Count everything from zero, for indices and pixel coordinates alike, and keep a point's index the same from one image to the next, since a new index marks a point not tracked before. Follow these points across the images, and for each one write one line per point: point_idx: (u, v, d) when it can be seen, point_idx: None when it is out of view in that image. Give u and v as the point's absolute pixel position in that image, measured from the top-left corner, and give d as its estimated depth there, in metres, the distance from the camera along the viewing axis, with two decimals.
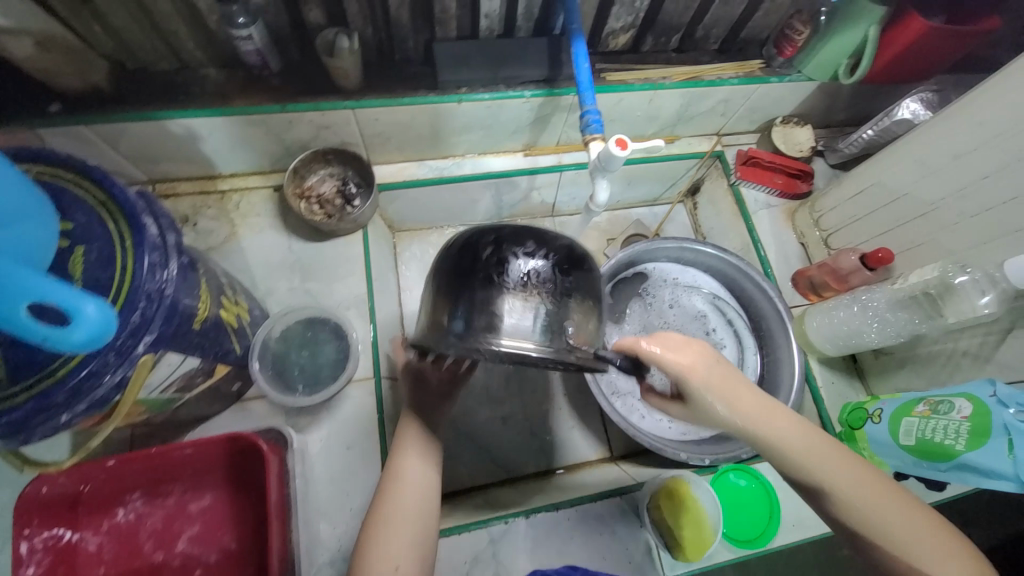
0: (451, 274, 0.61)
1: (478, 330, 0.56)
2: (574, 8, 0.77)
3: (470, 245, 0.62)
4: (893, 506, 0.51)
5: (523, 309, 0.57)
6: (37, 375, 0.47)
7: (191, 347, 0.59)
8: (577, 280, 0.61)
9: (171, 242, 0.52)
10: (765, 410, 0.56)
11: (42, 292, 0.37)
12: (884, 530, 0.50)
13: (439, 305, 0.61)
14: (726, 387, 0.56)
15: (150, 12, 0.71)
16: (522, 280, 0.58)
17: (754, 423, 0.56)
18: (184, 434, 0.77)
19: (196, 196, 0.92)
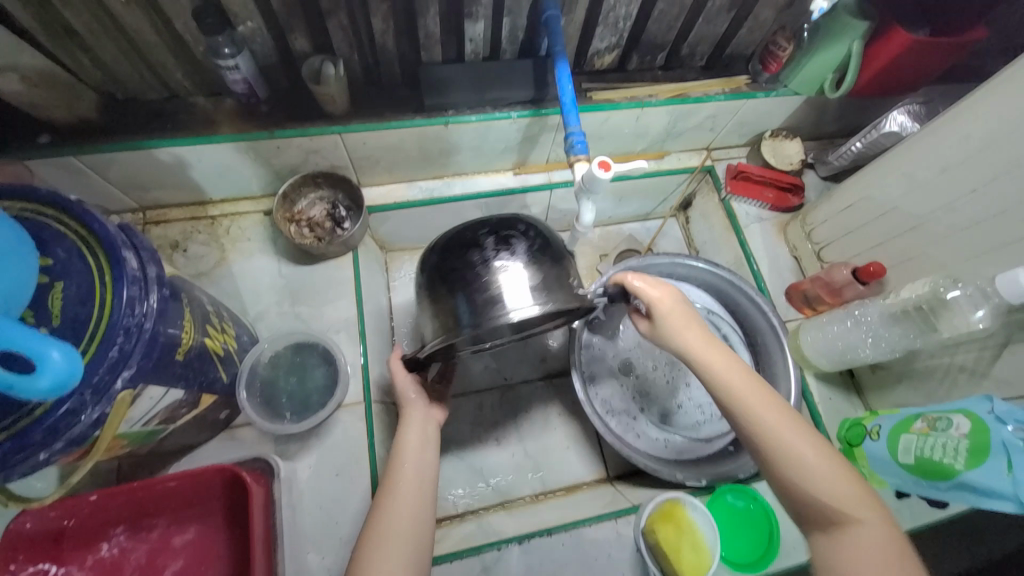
0: (448, 274, 0.70)
1: (486, 309, 0.65)
2: (557, 30, 0.78)
3: (458, 244, 0.72)
4: (795, 431, 0.59)
5: (519, 279, 0.67)
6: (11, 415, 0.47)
7: (173, 379, 0.59)
8: (544, 246, 0.72)
9: (151, 275, 0.52)
10: (704, 339, 0.67)
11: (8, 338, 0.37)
12: (783, 451, 0.58)
13: (441, 305, 0.70)
14: (677, 318, 0.68)
15: (140, 44, 0.72)
16: (502, 259, 0.68)
17: (694, 347, 0.66)
18: (172, 463, 0.76)
19: (186, 222, 0.92)
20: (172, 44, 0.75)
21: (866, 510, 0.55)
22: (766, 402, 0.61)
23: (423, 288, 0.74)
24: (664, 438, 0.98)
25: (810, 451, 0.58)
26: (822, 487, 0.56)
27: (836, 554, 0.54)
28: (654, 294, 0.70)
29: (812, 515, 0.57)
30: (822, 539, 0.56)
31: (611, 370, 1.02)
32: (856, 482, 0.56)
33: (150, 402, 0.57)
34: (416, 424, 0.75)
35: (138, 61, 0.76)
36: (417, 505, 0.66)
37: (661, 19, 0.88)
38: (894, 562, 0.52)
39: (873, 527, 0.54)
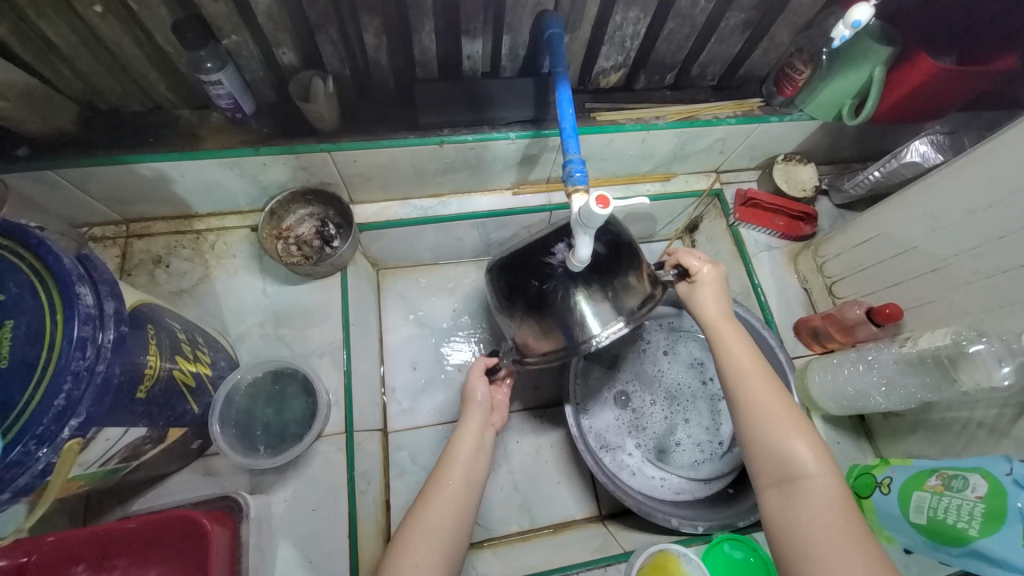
0: (524, 293, 0.70)
1: (575, 336, 0.68)
2: (559, 49, 0.73)
3: (529, 261, 0.70)
4: (773, 396, 0.63)
5: (598, 298, 0.67)
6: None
7: (133, 419, 0.55)
8: (608, 247, 0.68)
9: (108, 311, 0.50)
10: (721, 311, 0.71)
11: None
12: (757, 414, 0.62)
13: (523, 321, 0.72)
14: (708, 291, 0.72)
15: (120, 55, 0.69)
16: (573, 284, 0.67)
17: (712, 317, 0.71)
18: (143, 494, 0.73)
19: (170, 236, 0.89)
20: (154, 56, 0.72)
21: (819, 468, 0.58)
22: (750, 366, 0.66)
23: (495, 290, 0.76)
24: (660, 476, 0.93)
25: (779, 412, 0.62)
26: (783, 442, 0.60)
27: (784, 505, 0.57)
28: (704, 270, 0.73)
29: (769, 469, 0.60)
30: (773, 492, 0.59)
31: (607, 403, 0.98)
32: (817, 443, 0.59)
33: (106, 444, 0.53)
34: (473, 430, 0.75)
35: (119, 72, 0.73)
36: (454, 522, 0.65)
37: (670, 39, 0.83)
38: (837, 517, 0.54)
39: (824, 484, 0.57)
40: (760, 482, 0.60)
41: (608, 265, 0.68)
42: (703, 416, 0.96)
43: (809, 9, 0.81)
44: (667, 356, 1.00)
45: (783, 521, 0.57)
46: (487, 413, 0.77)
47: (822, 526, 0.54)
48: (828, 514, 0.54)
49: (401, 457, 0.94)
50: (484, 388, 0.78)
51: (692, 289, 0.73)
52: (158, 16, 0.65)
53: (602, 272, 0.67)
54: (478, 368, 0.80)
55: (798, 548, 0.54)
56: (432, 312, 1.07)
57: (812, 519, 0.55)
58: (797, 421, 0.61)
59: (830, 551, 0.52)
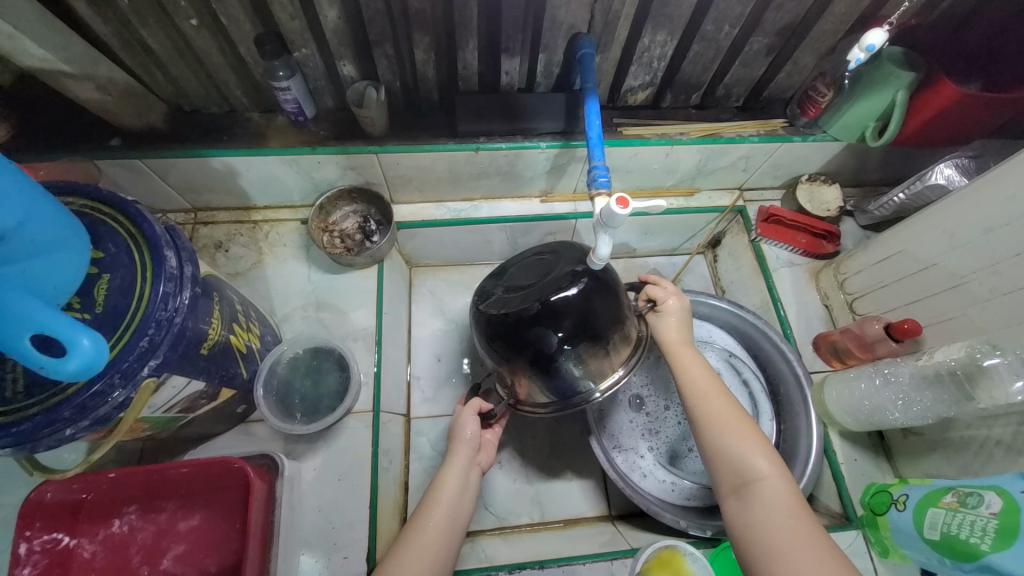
0: (527, 353, 0.67)
1: (575, 392, 0.70)
2: (589, 68, 0.80)
3: (529, 319, 0.65)
4: (725, 407, 0.68)
5: (601, 354, 0.68)
6: (29, 401, 0.50)
7: (196, 371, 0.63)
8: (601, 305, 0.67)
9: (187, 273, 0.58)
10: (680, 338, 0.75)
11: (40, 322, 0.39)
12: (714, 423, 0.66)
13: (523, 377, 0.70)
14: (672, 321, 0.76)
15: (207, 62, 0.81)
16: (572, 351, 0.66)
17: (673, 343, 0.75)
18: (190, 450, 0.80)
19: (231, 225, 0.99)
20: (234, 64, 0.83)
21: (772, 470, 0.62)
22: (705, 381, 0.71)
23: (482, 335, 0.73)
24: (671, 480, 0.94)
25: (733, 423, 0.66)
26: (741, 450, 0.63)
27: (743, 510, 0.60)
28: (672, 302, 0.77)
29: (726, 477, 0.64)
30: (732, 500, 0.62)
31: (620, 405, 1.00)
32: (768, 448, 0.64)
33: (172, 391, 0.61)
34: (458, 468, 0.75)
35: (204, 78, 0.84)
36: (445, 537, 0.69)
37: (696, 61, 0.89)
38: (788, 513, 0.58)
39: (776, 485, 0.61)
40: (720, 490, 0.64)
41: (610, 322, 0.67)
42: None
43: (832, 34, 0.85)
44: None
45: (744, 526, 0.60)
46: (473, 452, 0.77)
47: (776, 525, 0.58)
48: (782, 513, 0.58)
49: (422, 442, 0.99)
50: (475, 427, 0.77)
51: (657, 318, 0.77)
52: (243, 30, 0.76)
53: (605, 330, 0.67)
54: (471, 408, 0.79)
55: (758, 550, 0.57)
56: (459, 309, 1.13)
57: (767, 519, 0.58)
58: (748, 431, 0.65)
59: (785, 547, 0.56)
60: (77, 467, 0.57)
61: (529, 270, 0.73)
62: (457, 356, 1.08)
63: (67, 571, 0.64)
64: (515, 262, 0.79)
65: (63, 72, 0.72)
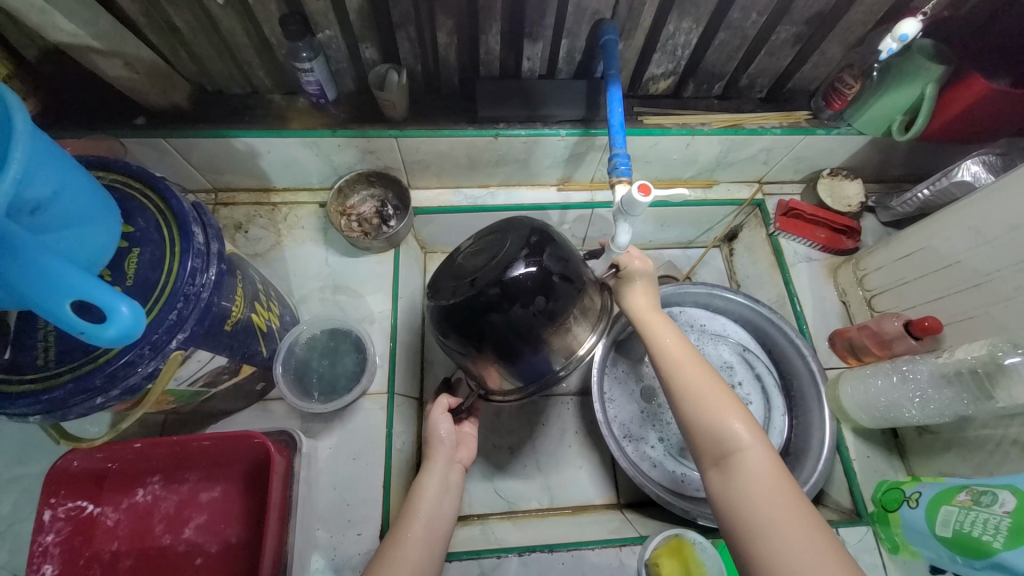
0: (486, 342, 0.63)
1: (544, 373, 0.68)
2: (613, 55, 0.79)
3: (482, 307, 0.61)
4: (700, 374, 0.64)
5: (565, 329, 0.66)
6: (61, 367, 0.51)
7: (220, 347, 0.64)
8: (557, 282, 0.63)
9: (213, 250, 0.59)
10: (648, 304, 0.72)
11: (81, 288, 0.40)
12: (690, 393, 0.63)
13: (489, 367, 0.67)
14: (639, 288, 0.73)
15: (229, 42, 0.81)
16: (532, 335, 0.63)
17: (640, 310, 0.72)
18: (210, 425, 0.82)
19: (251, 206, 1.00)
20: (259, 46, 0.83)
21: (752, 440, 0.59)
22: (679, 350, 0.67)
23: (437, 329, 0.68)
24: (681, 471, 0.95)
25: (709, 392, 0.63)
26: (720, 421, 0.60)
27: (726, 483, 0.58)
28: (637, 264, 0.73)
29: (706, 449, 0.61)
30: (714, 473, 0.60)
31: (632, 396, 1.01)
32: (746, 415, 0.61)
33: (198, 364, 0.62)
34: (438, 476, 0.74)
35: (228, 59, 0.85)
36: (426, 531, 0.68)
37: (720, 50, 0.87)
38: (769, 485, 0.56)
39: (757, 455, 0.59)
40: (700, 462, 0.62)
41: (567, 297, 0.64)
42: None
43: (862, 25, 0.83)
44: None
45: (728, 500, 0.58)
46: (452, 451, 0.77)
47: (756, 498, 0.56)
48: (763, 485, 0.56)
49: None
50: (448, 425, 0.77)
51: (622, 284, 0.74)
52: (268, 10, 0.76)
53: (562, 306, 0.64)
54: (440, 406, 0.78)
55: (743, 523, 0.56)
56: None
57: (750, 492, 0.56)
58: (724, 399, 0.62)
59: (769, 519, 0.55)
60: (104, 436, 0.58)
61: (477, 253, 0.68)
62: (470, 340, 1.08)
63: (92, 538, 0.67)
64: (459, 251, 0.73)
65: (92, 48, 0.73)
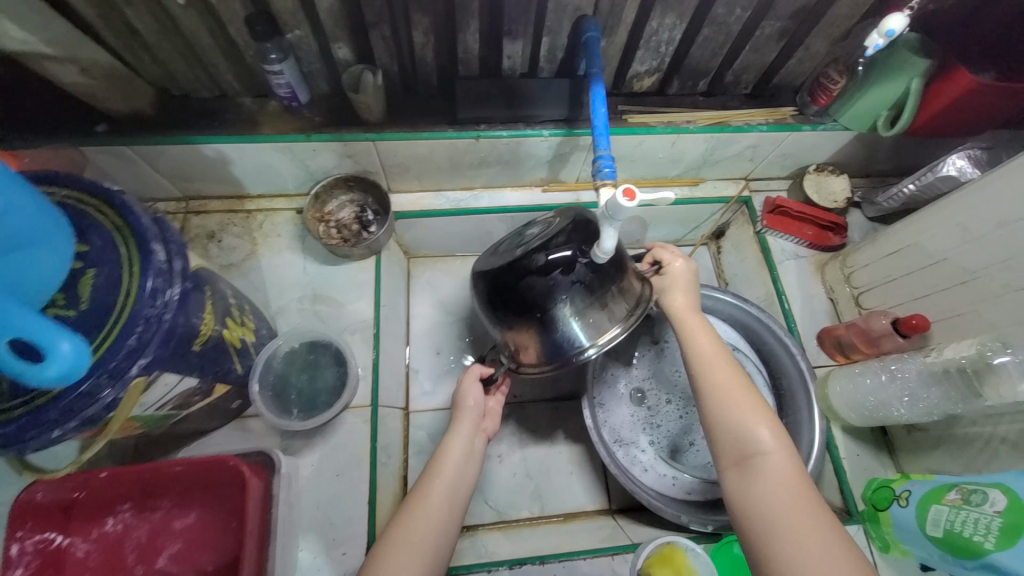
0: (527, 305, 0.68)
1: (572, 347, 0.70)
2: (595, 52, 0.76)
3: (528, 270, 0.67)
4: (732, 378, 0.66)
5: (602, 302, 0.69)
6: (15, 401, 0.49)
7: (189, 368, 0.61)
8: (599, 258, 0.68)
9: (176, 268, 0.55)
10: (687, 304, 0.75)
11: (15, 327, 0.38)
12: (719, 395, 0.65)
13: (525, 332, 0.70)
14: (679, 286, 0.76)
15: (193, 44, 0.77)
16: (571, 302, 0.68)
17: (679, 308, 0.75)
18: (184, 446, 0.79)
19: (224, 214, 0.96)
20: (225, 48, 0.79)
21: (777, 446, 0.60)
22: (711, 353, 0.69)
23: (483, 298, 0.74)
24: (672, 475, 0.94)
25: (740, 396, 0.64)
26: (745, 425, 0.61)
27: (745, 484, 0.59)
28: (679, 265, 0.77)
29: (728, 449, 0.62)
30: (733, 472, 0.60)
31: (621, 399, 1.00)
32: (773, 422, 0.62)
33: (164, 388, 0.59)
34: (463, 436, 0.74)
35: (193, 61, 0.81)
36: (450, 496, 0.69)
37: (705, 46, 0.85)
38: (790, 491, 0.56)
39: (780, 460, 0.59)
40: (721, 462, 0.62)
41: (608, 272, 0.69)
42: None
43: (846, 19, 0.82)
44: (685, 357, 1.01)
45: (745, 499, 0.58)
46: (478, 418, 0.77)
47: (774, 499, 0.56)
48: (783, 489, 0.57)
49: (421, 436, 0.97)
50: (477, 394, 0.77)
51: (662, 281, 0.77)
52: (232, 10, 0.72)
53: (602, 280, 0.68)
54: (472, 374, 0.79)
55: (757, 523, 0.56)
56: (459, 302, 1.11)
57: (768, 494, 0.57)
58: (754, 405, 0.63)
59: (784, 522, 0.55)
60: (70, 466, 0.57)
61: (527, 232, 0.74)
62: (475, 323, 1.10)
63: (60, 572, 0.63)
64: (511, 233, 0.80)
65: (43, 53, 0.69)
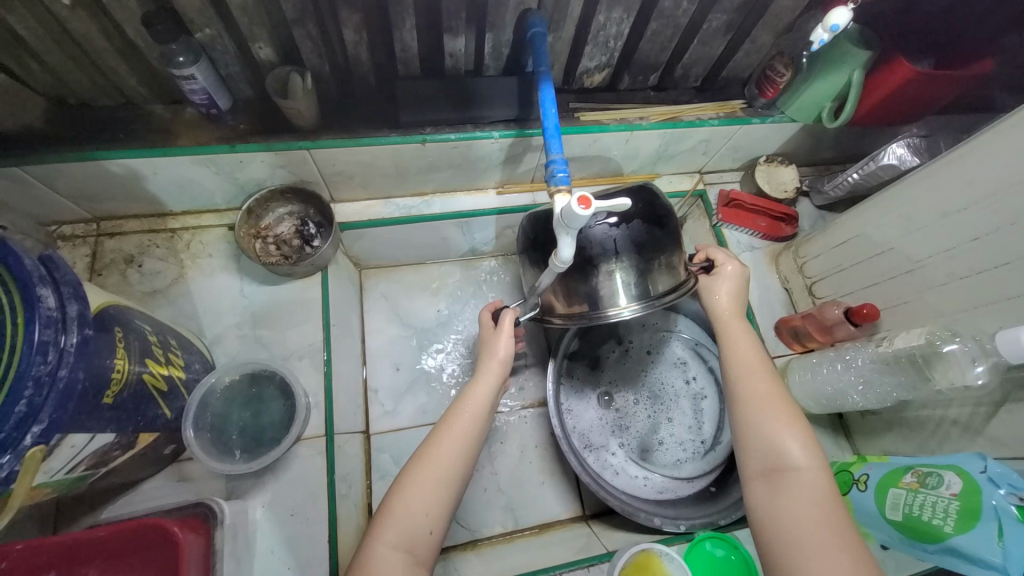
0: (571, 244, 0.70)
1: (602, 302, 0.69)
2: (542, 49, 0.72)
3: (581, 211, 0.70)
4: (771, 391, 0.64)
5: (645, 264, 0.69)
6: None
7: (100, 425, 0.54)
8: (651, 225, 0.70)
9: (71, 314, 0.48)
10: (732, 308, 0.74)
11: None
12: (754, 404, 0.63)
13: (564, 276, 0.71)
14: (728, 286, 0.75)
15: (85, 46, 0.67)
16: (615, 253, 0.69)
17: (725, 312, 0.73)
18: (110, 503, 0.70)
19: (144, 235, 0.86)
20: (125, 50, 0.70)
21: (811, 463, 0.58)
22: (753, 363, 0.67)
23: (533, 243, 0.76)
24: (644, 476, 0.93)
25: (778, 407, 0.62)
26: (777, 438, 0.60)
27: (774, 495, 0.57)
28: (728, 267, 0.76)
29: (759, 459, 0.60)
30: (762, 482, 0.59)
31: (590, 402, 0.98)
32: (807, 437, 0.60)
33: (71, 451, 0.51)
34: (488, 382, 0.69)
35: (89, 66, 0.71)
36: (461, 461, 0.62)
37: (654, 40, 0.83)
38: (820, 506, 0.54)
39: (813, 478, 0.57)
40: (749, 471, 0.61)
41: (658, 240, 0.70)
42: (684, 415, 0.96)
43: (790, 12, 0.81)
44: (650, 355, 1.01)
45: (772, 509, 0.56)
46: (503, 370, 0.71)
47: (801, 513, 0.54)
48: (812, 504, 0.55)
49: (385, 459, 0.92)
50: (508, 344, 0.71)
51: (712, 279, 0.76)
52: (127, 7, 0.63)
53: (650, 245, 0.69)
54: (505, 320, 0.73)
55: (782, 539, 0.54)
56: (416, 313, 1.05)
57: (796, 510, 0.55)
58: (789, 419, 0.61)
59: (809, 536, 0.53)
60: None
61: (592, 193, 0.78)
62: (436, 334, 1.04)
63: None
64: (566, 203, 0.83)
65: None
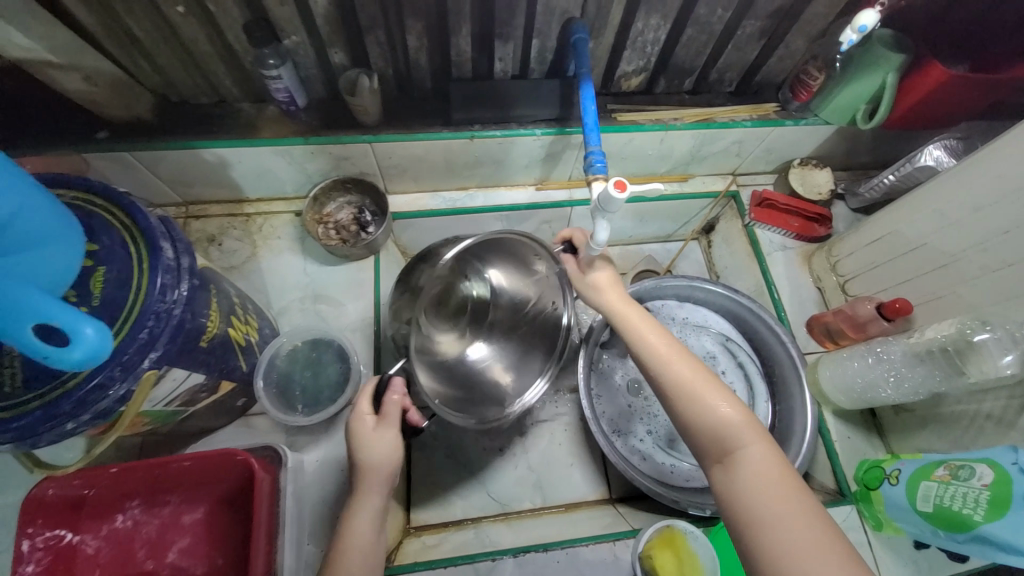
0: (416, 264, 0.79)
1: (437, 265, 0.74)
2: (583, 53, 0.79)
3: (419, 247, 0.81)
4: (693, 372, 0.65)
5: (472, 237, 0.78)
6: (27, 395, 0.50)
7: (196, 364, 0.63)
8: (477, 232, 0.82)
9: (184, 266, 0.57)
10: (621, 299, 0.76)
11: (47, 312, 0.42)
12: (682, 389, 0.63)
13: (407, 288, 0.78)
14: (603, 275, 0.78)
15: (192, 50, 0.79)
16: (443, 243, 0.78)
17: (616, 304, 0.75)
18: (188, 446, 0.80)
19: (224, 218, 0.98)
20: (223, 53, 0.81)
21: (751, 434, 0.59)
22: (668, 351, 0.67)
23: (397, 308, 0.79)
24: (670, 462, 0.96)
25: (703, 384, 0.63)
26: (715, 413, 0.61)
27: (731, 479, 0.57)
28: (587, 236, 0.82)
29: (708, 446, 0.60)
30: (718, 470, 0.59)
31: (619, 391, 1.02)
32: (734, 400, 0.62)
33: (172, 384, 0.61)
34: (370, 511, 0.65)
35: (192, 68, 0.83)
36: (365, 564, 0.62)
37: (689, 45, 0.89)
38: (773, 477, 0.56)
39: (760, 450, 0.58)
40: (704, 462, 0.61)
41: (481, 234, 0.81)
42: None
43: (823, 18, 0.86)
44: None
45: (733, 493, 0.57)
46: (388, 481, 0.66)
47: (757, 491, 0.55)
48: (768, 480, 0.56)
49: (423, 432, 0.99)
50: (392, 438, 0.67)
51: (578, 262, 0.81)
52: (231, 17, 0.74)
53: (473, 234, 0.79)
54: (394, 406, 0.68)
55: (749, 525, 0.54)
56: None
57: (753, 489, 0.55)
58: (713, 388, 0.63)
59: (772, 514, 0.53)
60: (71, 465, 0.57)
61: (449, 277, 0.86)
62: None
63: (72, 566, 0.65)
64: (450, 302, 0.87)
65: (49, 63, 0.72)
